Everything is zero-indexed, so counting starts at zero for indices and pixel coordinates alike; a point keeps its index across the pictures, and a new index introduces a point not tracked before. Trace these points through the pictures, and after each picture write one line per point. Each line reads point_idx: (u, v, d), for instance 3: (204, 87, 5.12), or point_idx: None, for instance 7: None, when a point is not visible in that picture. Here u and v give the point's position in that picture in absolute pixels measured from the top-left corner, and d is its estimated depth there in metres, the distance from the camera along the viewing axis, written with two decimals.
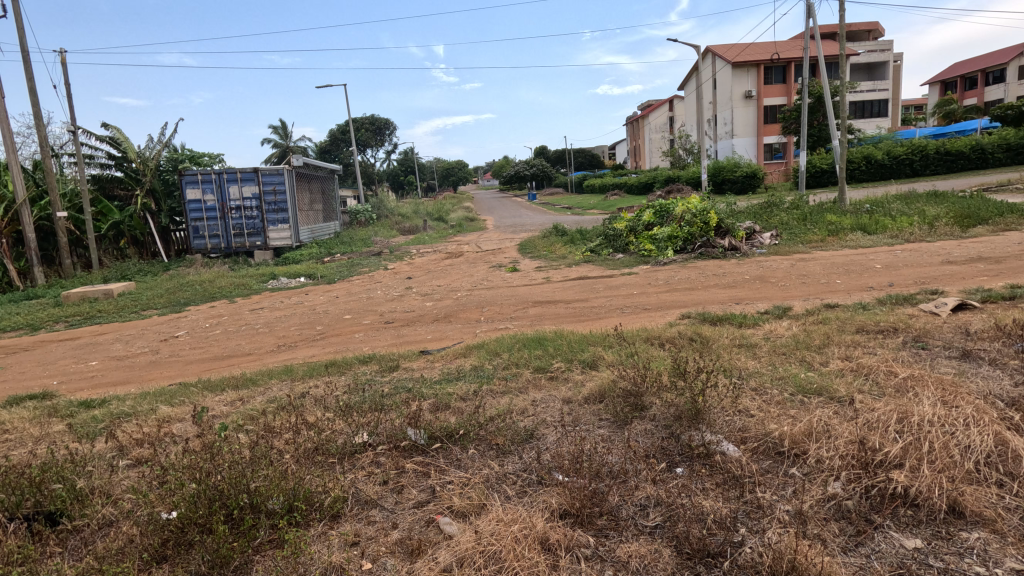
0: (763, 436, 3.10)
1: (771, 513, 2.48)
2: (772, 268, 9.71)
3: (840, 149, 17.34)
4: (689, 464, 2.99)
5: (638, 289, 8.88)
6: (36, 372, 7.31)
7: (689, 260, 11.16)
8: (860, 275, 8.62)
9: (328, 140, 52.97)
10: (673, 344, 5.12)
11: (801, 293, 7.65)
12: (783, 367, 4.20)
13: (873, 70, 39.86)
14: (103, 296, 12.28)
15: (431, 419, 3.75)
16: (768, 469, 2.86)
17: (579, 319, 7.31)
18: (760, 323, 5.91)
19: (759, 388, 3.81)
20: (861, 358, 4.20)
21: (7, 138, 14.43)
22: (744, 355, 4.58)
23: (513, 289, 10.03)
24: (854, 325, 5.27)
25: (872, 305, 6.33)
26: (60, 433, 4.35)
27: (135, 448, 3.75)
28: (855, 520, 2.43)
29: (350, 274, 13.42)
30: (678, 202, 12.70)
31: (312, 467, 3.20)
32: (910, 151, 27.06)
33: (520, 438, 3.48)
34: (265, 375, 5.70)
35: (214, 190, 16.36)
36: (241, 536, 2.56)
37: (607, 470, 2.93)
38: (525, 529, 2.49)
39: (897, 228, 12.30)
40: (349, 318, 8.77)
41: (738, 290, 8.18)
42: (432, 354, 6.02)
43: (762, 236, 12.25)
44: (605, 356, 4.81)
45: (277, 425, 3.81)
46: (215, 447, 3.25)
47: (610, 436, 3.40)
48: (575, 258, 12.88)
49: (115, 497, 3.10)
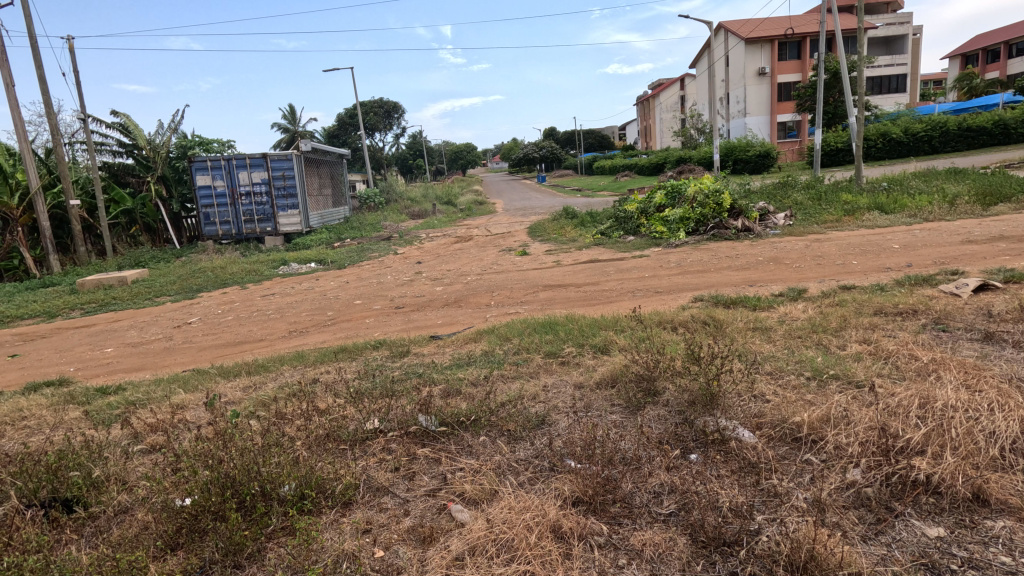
0: (779, 423, 3.03)
1: (788, 501, 2.44)
2: (787, 249, 9.56)
3: (857, 126, 16.91)
4: (703, 450, 2.95)
5: (650, 272, 8.78)
6: (53, 359, 7.43)
7: (702, 242, 11.00)
8: (877, 255, 8.45)
9: (336, 125, 53.41)
10: (686, 328, 5.04)
11: (816, 274, 7.52)
12: (800, 351, 4.12)
13: (891, 45, 38.77)
14: (117, 283, 12.40)
15: (441, 406, 3.73)
16: (784, 455, 2.80)
17: (590, 303, 7.23)
18: (775, 306, 5.80)
19: (773, 373, 3.74)
20: (880, 342, 4.11)
21: (18, 125, 14.53)
22: (759, 339, 4.52)
23: (522, 273, 9.98)
24: (872, 307, 5.17)
25: (890, 288, 6.16)
26: (76, 419, 4.41)
27: (149, 435, 3.77)
28: (875, 508, 2.37)
29: (360, 259, 13.46)
30: (691, 183, 12.49)
31: (324, 454, 3.21)
32: (929, 127, 26.43)
33: (532, 423, 3.46)
34: (277, 361, 5.73)
35: (224, 176, 16.36)
36: (253, 524, 2.58)
37: (619, 456, 2.92)
38: (538, 518, 2.47)
39: (915, 207, 12.02)
40: (360, 303, 8.80)
41: (751, 273, 8.05)
42: (443, 340, 6.01)
43: (776, 217, 12.07)
44: (617, 340, 4.74)
45: (289, 412, 3.85)
46: (226, 434, 3.27)
47: (622, 422, 3.38)
48: (585, 241, 12.80)
49: (130, 484, 3.11)
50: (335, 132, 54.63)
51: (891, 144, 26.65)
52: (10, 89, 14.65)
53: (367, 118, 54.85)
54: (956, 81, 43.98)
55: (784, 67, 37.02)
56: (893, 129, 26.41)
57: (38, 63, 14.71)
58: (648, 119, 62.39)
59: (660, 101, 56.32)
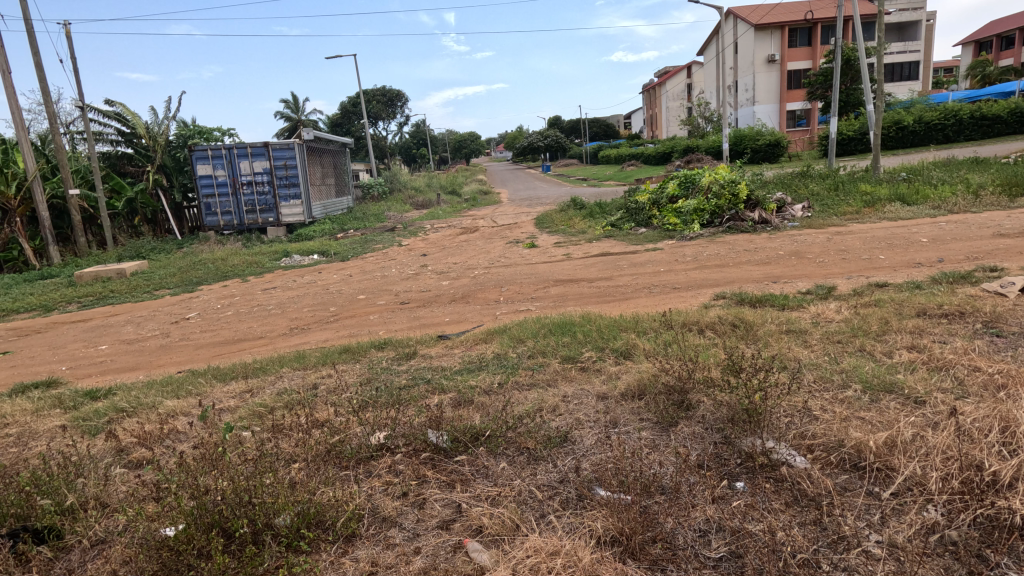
0: (837, 447, 2.70)
1: (857, 545, 2.11)
2: (807, 242, 9.17)
3: (875, 115, 16.40)
4: (750, 477, 2.63)
5: (665, 267, 8.42)
6: (45, 357, 7.15)
7: (717, 234, 10.61)
8: (905, 249, 8.05)
9: (339, 114, 52.74)
10: (714, 331, 4.67)
11: (842, 270, 7.15)
12: (842, 359, 3.78)
13: (904, 31, 37.88)
14: (116, 275, 12.12)
15: (453, 419, 3.39)
16: (845, 485, 2.47)
17: (605, 300, 6.89)
18: (806, 306, 5.43)
19: (818, 385, 3.38)
20: (932, 349, 3.75)
21: (14, 113, 14.24)
22: (794, 343, 4.17)
23: (532, 266, 9.63)
24: (913, 308, 4.81)
25: (927, 285, 5.79)
26: (60, 428, 4.11)
27: (134, 450, 3.45)
28: (964, 557, 2.01)
29: (363, 251, 13.11)
30: (705, 172, 12.06)
31: (324, 477, 2.89)
32: (943, 116, 25.76)
33: (554, 440, 3.13)
34: (276, 361, 5.42)
35: (225, 166, 16.02)
36: (243, 564, 2.25)
37: (655, 486, 2.59)
38: (570, 565, 2.14)
39: (939, 198, 11.57)
40: (364, 298, 8.47)
41: (772, 268, 7.68)
42: (451, 340, 5.67)
43: (794, 208, 11.67)
44: (640, 344, 4.40)
45: (288, 424, 3.53)
46: (217, 455, 2.95)
47: (654, 441, 3.05)
48: (595, 232, 12.43)
49: (112, 508, 2.81)
50: (339, 121, 53.88)
51: (904, 133, 26.09)
52: (6, 76, 14.36)
53: (371, 107, 54.13)
54: (969, 68, 43.11)
55: (795, 54, 36.29)
56: (906, 118, 25.79)
57: (34, 49, 14.41)
58: (654, 107, 61.52)
59: (667, 88, 55.42)
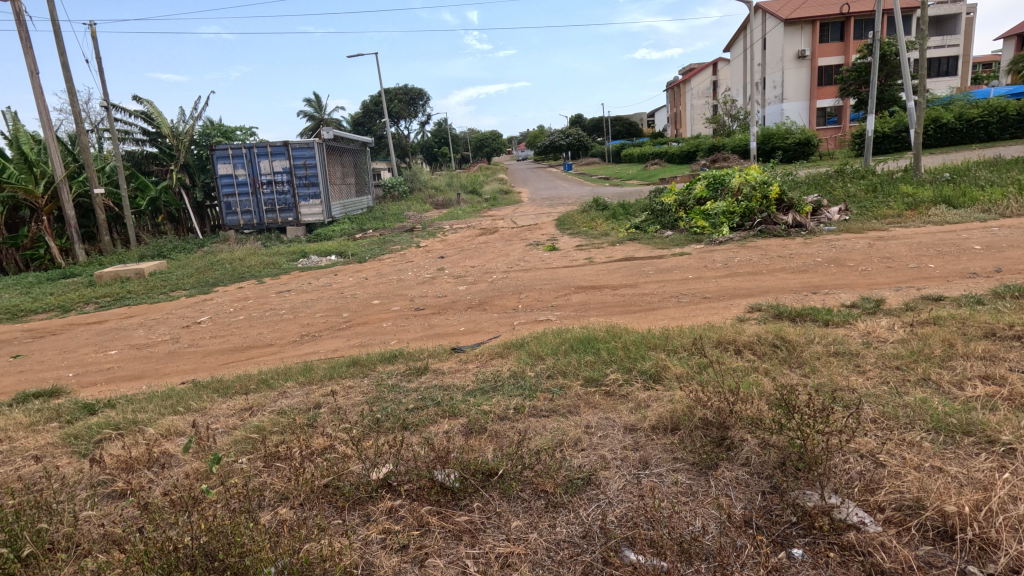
0: (913, 507, 2.28)
1: None
2: (846, 247, 8.60)
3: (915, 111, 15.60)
4: (810, 543, 2.21)
5: (694, 273, 7.95)
6: (55, 362, 7.01)
7: (748, 238, 10.08)
8: (957, 257, 7.44)
9: (362, 112, 52.89)
10: (753, 352, 4.23)
11: (888, 280, 6.61)
12: (905, 390, 3.31)
13: (942, 26, 36.41)
14: (135, 276, 12.07)
15: (462, 453, 3.02)
16: (930, 561, 2.05)
17: (630, 311, 6.47)
18: (853, 322, 4.94)
19: (880, 424, 2.93)
20: (1012, 381, 3.26)
21: (42, 113, 14.35)
22: (846, 368, 3.72)
23: (552, 271, 9.23)
24: (978, 328, 4.31)
25: (989, 300, 5.24)
26: (51, 447, 3.87)
27: (118, 481, 3.15)
28: None
29: (381, 253, 12.86)
30: (735, 173, 11.52)
31: (314, 523, 2.56)
32: (986, 113, 24.56)
33: (576, 484, 2.75)
34: (282, 374, 5.14)
35: (245, 165, 15.92)
36: None
37: (696, 551, 2.18)
38: None
39: (988, 200, 10.83)
40: (378, 303, 8.18)
41: (810, 276, 7.17)
42: (466, 353, 5.32)
43: (830, 211, 11.06)
44: (671, 366, 3.99)
45: (282, 454, 3.22)
46: (197, 495, 2.63)
47: (692, 487, 2.65)
48: (618, 235, 11.98)
49: (82, 553, 2.51)
50: (361, 120, 54.05)
51: (943, 131, 24.97)
52: (34, 76, 14.47)
53: (392, 106, 54.08)
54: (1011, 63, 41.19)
55: (826, 49, 35.15)
56: (945, 115, 24.68)
57: (61, 49, 14.51)
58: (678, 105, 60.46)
59: (693, 86, 54.32)
